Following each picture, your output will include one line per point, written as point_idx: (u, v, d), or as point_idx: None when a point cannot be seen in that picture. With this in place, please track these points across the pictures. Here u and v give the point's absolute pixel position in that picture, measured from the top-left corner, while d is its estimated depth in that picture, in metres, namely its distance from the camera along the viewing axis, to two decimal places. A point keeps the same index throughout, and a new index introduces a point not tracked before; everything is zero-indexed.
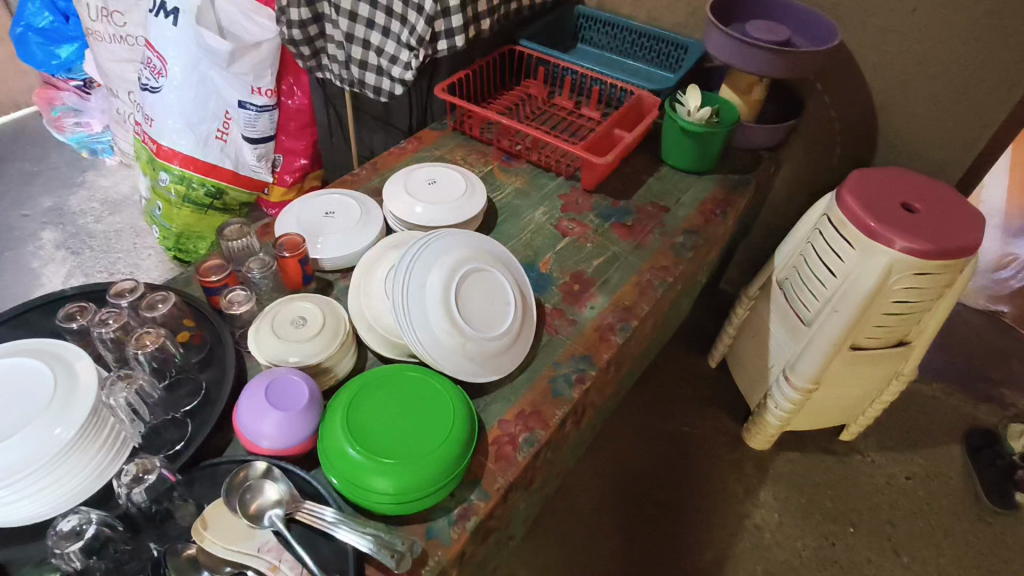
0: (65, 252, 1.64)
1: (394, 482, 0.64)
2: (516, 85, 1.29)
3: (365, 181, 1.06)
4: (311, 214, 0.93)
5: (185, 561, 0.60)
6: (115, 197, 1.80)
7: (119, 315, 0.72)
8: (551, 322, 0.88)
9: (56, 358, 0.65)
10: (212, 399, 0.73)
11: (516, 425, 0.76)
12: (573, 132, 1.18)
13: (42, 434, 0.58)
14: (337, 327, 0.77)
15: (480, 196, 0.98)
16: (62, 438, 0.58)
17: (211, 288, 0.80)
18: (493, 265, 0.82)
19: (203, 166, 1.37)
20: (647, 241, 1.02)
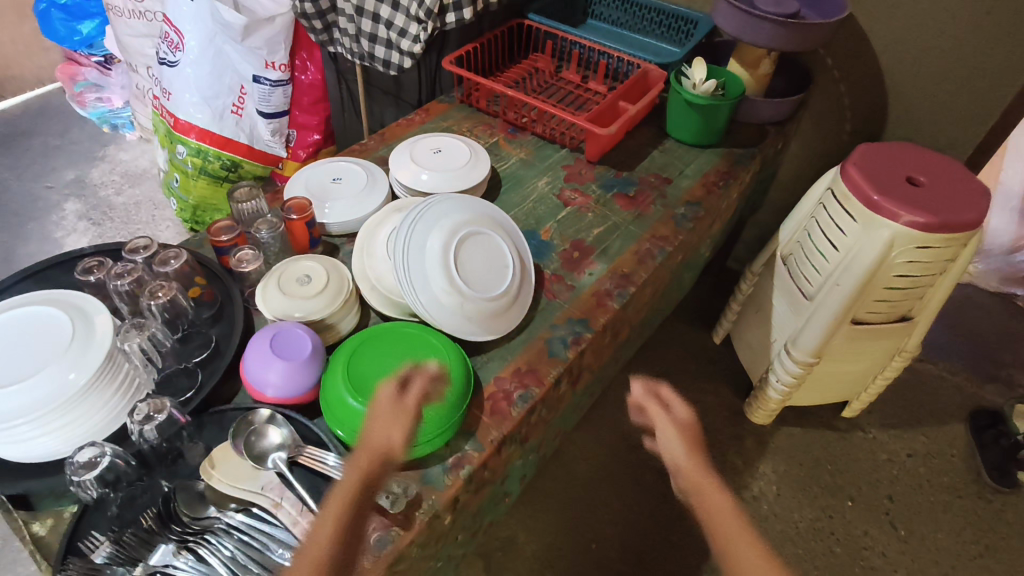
0: (87, 222, 1.70)
1: (393, 430, 0.67)
2: (523, 59, 1.30)
3: (373, 151, 1.09)
4: (319, 180, 0.95)
5: (194, 495, 0.65)
6: (134, 169, 1.85)
7: (134, 269, 0.76)
8: (550, 287, 0.90)
9: (76, 309, 0.69)
10: (222, 351, 0.77)
11: (511, 382, 0.79)
12: (579, 105, 1.19)
13: (59, 377, 0.62)
14: (340, 285, 0.80)
15: (483, 165, 1.00)
16: (78, 382, 0.62)
17: (220, 247, 0.83)
18: (493, 230, 0.84)
19: (219, 139, 1.40)
20: (649, 211, 1.03)
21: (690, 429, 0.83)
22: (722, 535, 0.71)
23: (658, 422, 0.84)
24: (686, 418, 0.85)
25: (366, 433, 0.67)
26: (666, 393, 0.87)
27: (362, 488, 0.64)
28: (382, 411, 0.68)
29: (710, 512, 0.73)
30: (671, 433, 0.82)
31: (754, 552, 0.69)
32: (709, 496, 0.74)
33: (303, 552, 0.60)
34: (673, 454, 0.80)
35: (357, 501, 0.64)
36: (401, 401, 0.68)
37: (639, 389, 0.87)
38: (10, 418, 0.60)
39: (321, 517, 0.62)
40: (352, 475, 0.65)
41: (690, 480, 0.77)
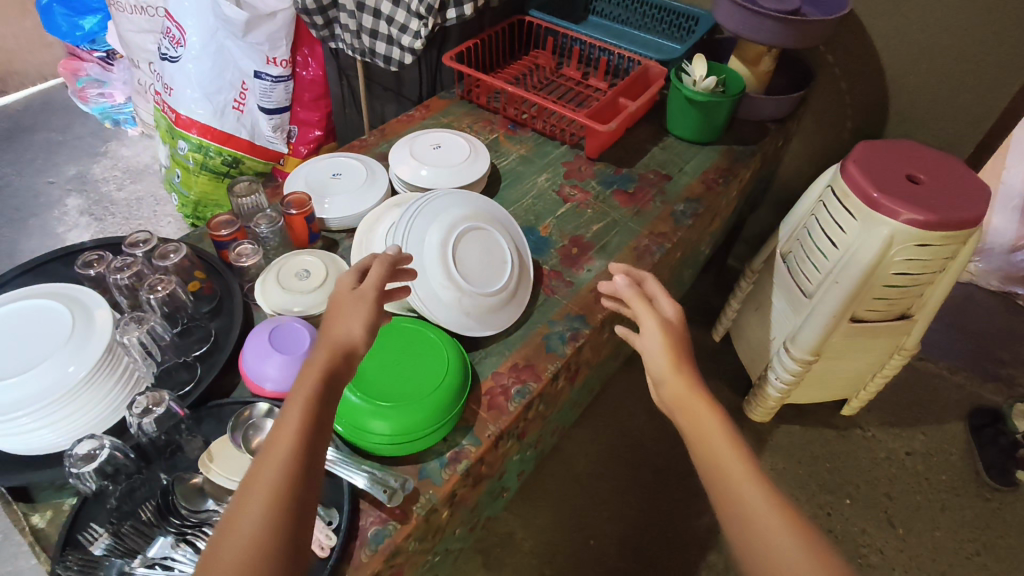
0: (89, 218, 1.70)
1: (391, 424, 0.68)
2: (524, 55, 1.29)
3: (372, 147, 1.09)
4: (319, 175, 0.96)
5: (193, 488, 0.65)
6: (136, 165, 1.85)
7: (134, 263, 0.76)
8: (548, 283, 0.91)
9: (75, 302, 0.69)
10: (221, 345, 0.77)
11: (509, 377, 0.79)
12: (579, 102, 1.19)
13: (57, 371, 0.62)
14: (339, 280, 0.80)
15: (482, 161, 1.00)
16: (76, 375, 0.63)
17: (219, 242, 0.82)
18: (491, 226, 0.84)
19: (221, 135, 1.40)
20: (648, 208, 1.03)
21: (676, 329, 0.65)
22: (712, 453, 0.56)
23: (642, 315, 0.66)
24: (673, 318, 0.66)
25: (326, 324, 0.59)
26: (651, 292, 0.69)
27: (330, 377, 0.54)
28: (338, 300, 0.61)
29: (694, 426, 0.58)
30: (653, 326, 0.65)
31: (755, 483, 0.53)
32: (697, 409, 0.59)
33: (266, 452, 0.49)
34: (654, 365, 0.63)
35: (327, 392, 0.54)
36: (357, 288, 0.62)
37: (622, 283, 0.69)
38: (9, 411, 0.60)
39: (285, 410, 0.52)
40: (313, 365, 0.55)
41: (676, 390, 0.61)
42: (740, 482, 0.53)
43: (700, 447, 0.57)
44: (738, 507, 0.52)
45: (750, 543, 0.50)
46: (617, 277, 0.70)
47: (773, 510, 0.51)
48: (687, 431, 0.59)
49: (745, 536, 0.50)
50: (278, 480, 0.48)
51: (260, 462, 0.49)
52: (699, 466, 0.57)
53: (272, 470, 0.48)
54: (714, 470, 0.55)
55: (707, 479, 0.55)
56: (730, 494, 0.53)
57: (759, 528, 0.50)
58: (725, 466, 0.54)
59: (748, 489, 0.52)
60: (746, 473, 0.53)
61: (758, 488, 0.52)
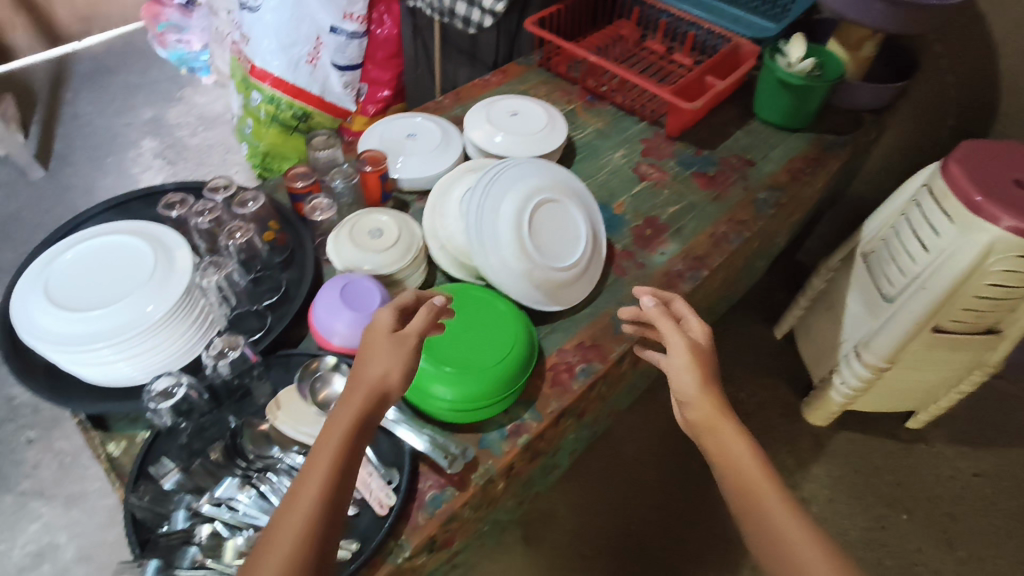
0: (162, 161, 1.70)
1: (453, 390, 0.67)
2: (607, 24, 1.24)
3: (447, 110, 1.07)
4: (394, 134, 0.94)
5: (259, 433, 0.66)
6: (209, 114, 1.86)
7: (214, 209, 0.76)
8: (619, 263, 0.88)
9: (157, 241, 0.70)
10: (291, 296, 0.77)
11: (574, 354, 0.77)
12: (662, 77, 1.14)
13: (137, 309, 0.63)
14: (411, 242, 0.79)
15: (560, 132, 0.97)
16: (155, 315, 0.64)
17: (295, 194, 0.83)
18: (567, 199, 0.82)
19: (293, 89, 1.40)
20: (728, 193, 0.98)
21: (704, 351, 0.61)
22: (744, 482, 0.54)
23: (668, 337, 0.62)
24: (701, 341, 0.62)
25: (360, 364, 0.56)
26: (675, 310, 0.65)
27: (362, 426, 0.53)
28: (374, 342, 0.57)
29: (723, 454, 0.56)
30: (679, 351, 0.61)
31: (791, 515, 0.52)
32: (726, 437, 0.57)
33: (289, 504, 0.49)
34: (679, 388, 0.59)
35: (357, 442, 0.52)
36: (398, 330, 0.58)
37: (648, 302, 0.64)
38: (91, 340, 0.62)
39: (312, 459, 0.51)
40: (346, 412, 0.53)
41: (701, 415, 0.58)
42: (775, 511, 0.52)
43: (729, 476, 0.56)
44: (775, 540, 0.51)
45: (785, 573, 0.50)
46: (646, 298, 0.64)
47: (809, 536, 0.50)
48: (715, 458, 0.57)
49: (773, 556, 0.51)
50: (299, 537, 0.47)
51: (281, 514, 0.48)
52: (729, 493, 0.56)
53: (295, 526, 0.47)
54: (745, 497, 0.54)
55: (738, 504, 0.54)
56: (767, 524, 0.52)
57: (795, 555, 0.49)
58: (761, 497, 0.53)
59: (785, 522, 0.51)
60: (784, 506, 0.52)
61: (798, 522, 0.51)
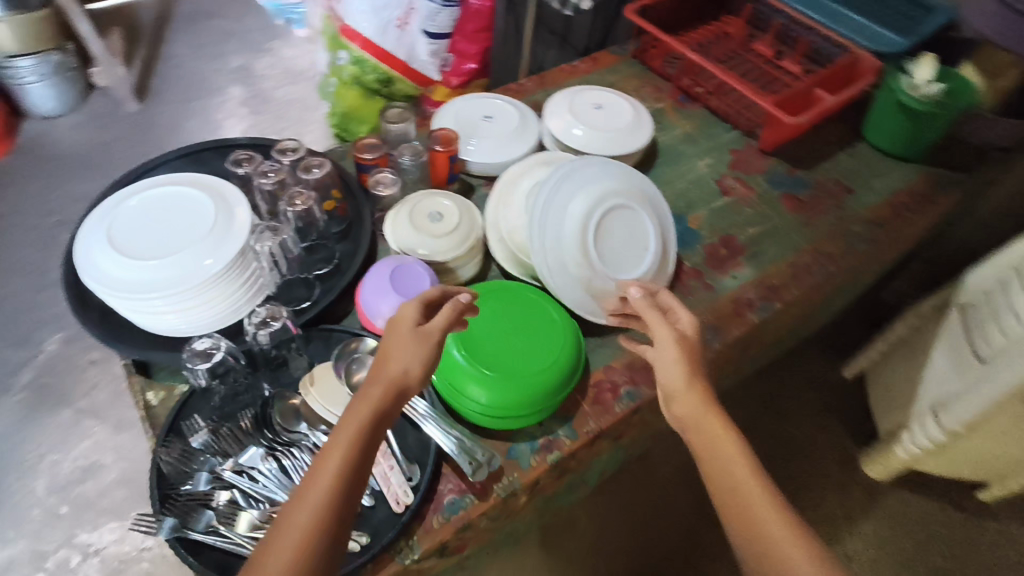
0: (246, 109, 1.72)
1: (490, 394, 0.65)
2: (713, 19, 1.15)
3: (528, 94, 1.02)
4: (470, 114, 0.90)
5: (290, 407, 0.65)
6: (294, 68, 1.85)
7: (279, 172, 0.75)
8: (685, 282, 0.82)
9: (220, 198, 0.69)
10: (343, 269, 0.76)
11: (621, 374, 0.73)
12: (765, 84, 1.05)
13: (195, 262, 0.64)
14: (469, 231, 0.76)
15: (643, 132, 0.91)
16: (212, 270, 0.64)
17: (362, 165, 0.80)
18: (642, 207, 0.76)
19: (381, 52, 1.38)
20: (818, 220, 0.90)
21: (694, 343, 0.60)
22: (732, 481, 0.51)
23: (651, 326, 0.61)
24: (692, 333, 0.60)
25: (380, 358, 0.54)
26: (662, 300, 0.64)
27: (378, 423, 0.51)
28: (396, 336, 0.55)
29: (710, 454, 0.53)
30: (664, 341, 0.59)
31: (780, 514, 0.49)
32: (712, 434, 0.54)
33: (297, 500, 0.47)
34: (668, 382, 0.57)
35: (371, 440, 0.50)
36: (422, 325, 0.55)
37: (636, 295, 0.64)
38: (147, 289, 0.63)
39: (324, 454, 0.49)
40: (362, 408, 0.50)
41: (688, 411, 0.56)
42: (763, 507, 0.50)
43: (715, 474, 0.53)
44: (761, 542, 0.48)
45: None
46: (633, 291, 0.64)
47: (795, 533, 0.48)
48: (701, 456, 0.54)
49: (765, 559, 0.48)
50: (306, 536, 0.45)
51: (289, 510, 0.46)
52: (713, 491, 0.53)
53: (302, 524, 0.46)
54: (733, 496, 0.51)
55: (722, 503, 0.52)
56: (754, 526, 0.49)
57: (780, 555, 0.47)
58: (748, 496, 0.50)
59: (772, 521, 0.49)
60: (774, 503, 0.50)
61: (783, 519, 0.49)
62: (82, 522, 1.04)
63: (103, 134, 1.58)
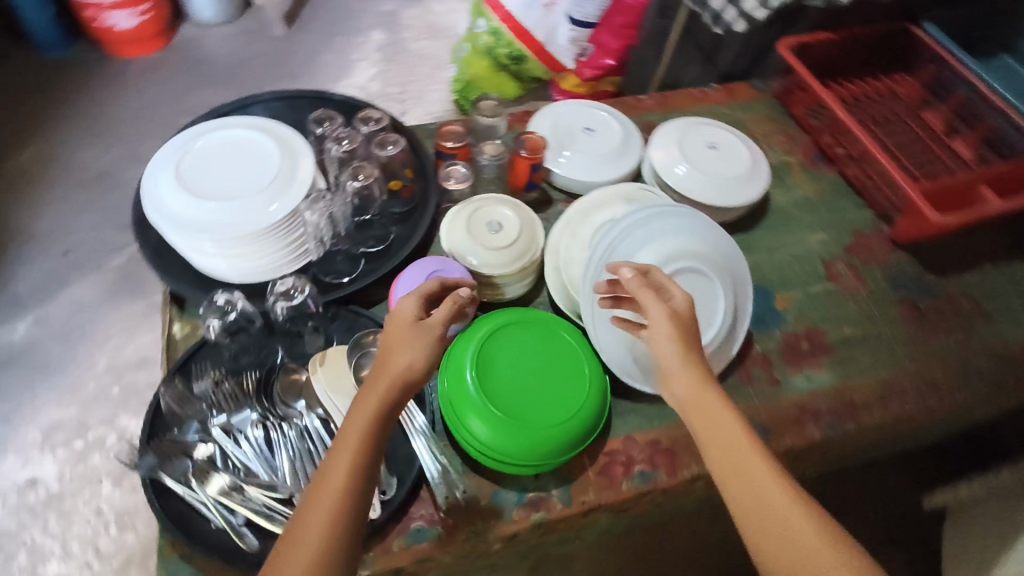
0: (379, 56, 1.65)
1: (489, 432, 0.60)
2: (882, 75, 1.00)
3: (644, 112, 0.93)
4: (570, 122, 0.83)
5: (293, 383, 0.64)
6: (439, 25, 1.73)
7: (353, 140, 0.74)
8: (748, 369, 0.71)
9: (289, 151, 0.69)
10: (390, 253, 0.73)
11: (641, 451, 0.66)
12: (920, 163, 0.89)
13: (261, 208, 0.64)
14: (525, 250, 0.70)
15: (754, 188, 0.80)
16: (274, 216, 0.64)
17: (440, 151, 0.77)
18: (717, 277, 0.66)
19: (519, 27, 1.31)
20: (933, 341, 0.76)
21: (690, 325, 0.54)
22: (739, 460, 0.49)
23: (648, 308, 0.54)
24: (687, 311, 0.55)
25: (382, 355, 0.50)
26: (657, 278, 0.57)
27: (384, 421, 0.48)
28: (395, 333, 0.51)
29: (709, 428, 0.50)
30: (661, 322, 0.53)
31: (786, 490, 0.47)
32: (712, 410, 0.51)
33: (308, 511, 0.44)
34: (665, 365, 0.53)
35: (379, 440, 0.48)
36: (421, 319, 0.52)
37: (625, 274, 0.56)
38: (200, 229, 0.63)
39: (331, 463, 0.46)
40: (367, 405, 0.48)
41: (686, 389, 0.52)
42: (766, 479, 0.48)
43: (716, 450, 0.50)
44: (769, 515, 0.46)
45: (779, 552, 0.45)
46: (624, 270, 0.56)
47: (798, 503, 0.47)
48: (700, 434, 0.51)
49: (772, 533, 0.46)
50: (320, 546, 0.43)
51: (300, 523, 0.44)
52: (715, 469, 0.50)
53: (315, 536, 0.43)
54: (735, 470, 0.49)
55: (723, 480, 0.49)
56: (761, 502, 0.47)
57: (789, 528, 0.46)
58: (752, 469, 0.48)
59: (779, 493, 0.47)
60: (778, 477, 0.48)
61: (787, 491, 0.47)
62: (126, 408, 1.11)
63: (248, 49, 1.61)
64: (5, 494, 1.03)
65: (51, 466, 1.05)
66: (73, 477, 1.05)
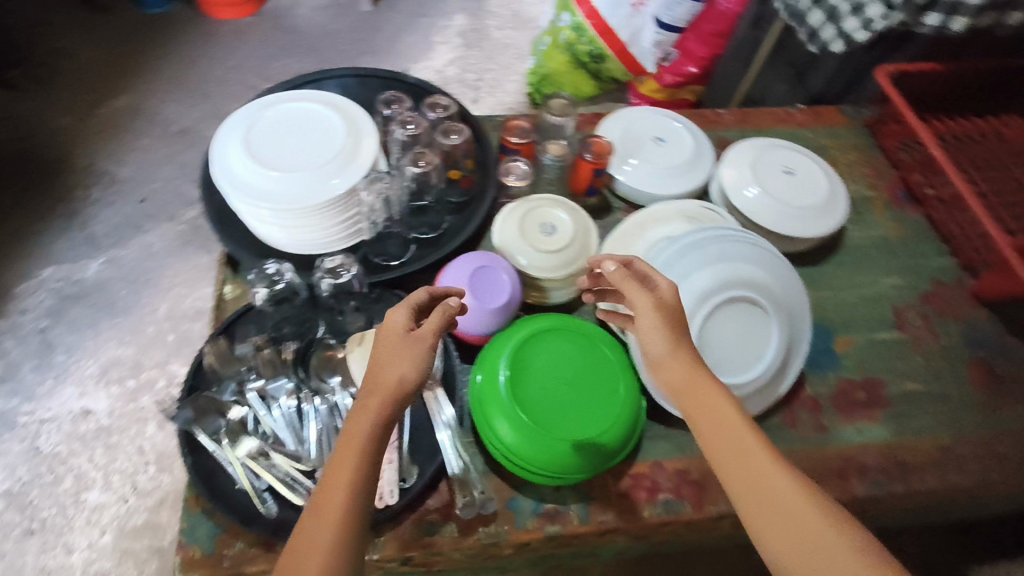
0: (460, 41, 1.65)
1: (515, 436, 0.59)
2: (988, 114, 0.92)
3: (720, 127, 0.89)
4: (641, 129, 0.81)
5: (328, 358, 0.64)
6: (525, 16, 1.71)
7: (419, 125, 0.73)
8: (795, 410, 0.68)
9: (354, 129, 0.70)
10: (441, 241, 0.73)
11: (669, 479, 0.63)
12: (1019, 215, 0.82)
13: (323, 182, 0.65)
14: (576, 257, 0.68)
15: (829, 221, 0.76)
16: (336, 190, 0.65)
17: (505, 146, 0.76)
18: (773, 310, 0.62)
19: (603, 26, 1.27)
20: (1006, 410, 0.70)
21: (678, 311, 0.51)
22: (733, 445, 0.45)
23: (634, 301, 0.52)
24: (674, 297, 0.52)
25: (373, 369, 0.48)
26: (640, 268, 0.54)
27: (379, 440, 0.45)
28: (389, 346, 0.48)
29: (703, 415, 0.47)
30: (648, 313, 0.51)
31: (786, 474, 0.44)
32: (703, 394, 0.48)
33: (303, 547, 0.40)
34: (652, 352, 0.50)
35: (379, 452, 0.44)
36: (413, 330, 0.49)
37: (608, 266, 0.53)
38: (259, 198, 0.64)
39: (328, 481, 0.43)
40: (362, 422, 0.45)
41: (679, 375, 0.49)
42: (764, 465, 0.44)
43: (711, 440, 0.46)
44: (768, 503, 0.43)
45: (784, 543, 0.41)
46: (607, 262, 0.53)
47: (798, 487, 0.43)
48: (694, 423, 0.47)
49: (775, 522, 0.42)
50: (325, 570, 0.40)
51: (294, 561, 0.40)
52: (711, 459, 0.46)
53: (312, 575, 0.39)
54: (731, 456, 0.45)
55: (721, 470, 0.45)
56: (761, 489, 0.43)
57: (790, 514, 0.42)
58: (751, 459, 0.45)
59: (777, 478, 0.43)
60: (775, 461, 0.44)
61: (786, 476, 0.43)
62: (178, 356, 1.16)
63: (334, 22, 1.63)
64: (60, 420, 1.09)
65: (103, 401, 1.11)
66: (122, 413, 1.10)
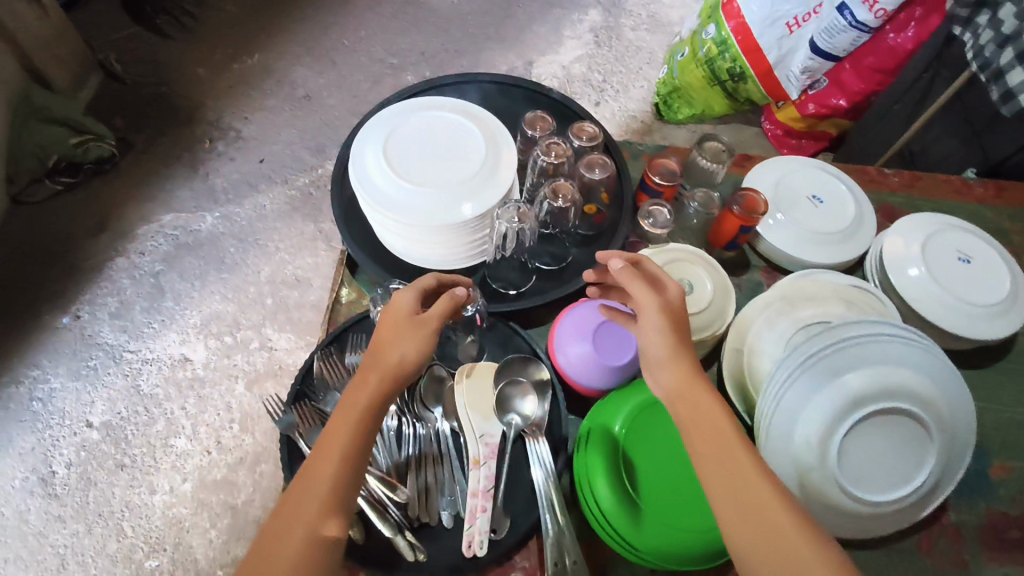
0: (591, 38, 1.58)
1: (613, 505, 0.54)
2: None
3: (884, 189, 0.80)
4: (797, 184, 0.74)
5: (438, 387, 0.64)
6: (663, 18, 1.62)
7: (562, 151, 0.68)
8: (932, 537, 0.60)
9: (493, 150, 0.66)
10: (563, 278, 0.70)
11: None
12: None
13: (455, 205, 0.62)
14: (709, 323, 0.64)
15: (1007, 322, 0.66)
16: (468, 215, 0.62)
17: (647, 185, 0.70)
18: (935, 428, 0.55)
19: (750, 44, 1.16)
20: None
21: (680, 317, 0.52)
22: (723, 448, 0.44)
23: (639, 302, 0.52)
24: (678, 305, 0.52)
25: (377, 348, 0.51)
26: (650, 270, 0.55)
27: (374, 413, 0.47)
28: (392, 325, 0.52)
29: (696, 421, 0.47)
30: (654, 316, 0.51)
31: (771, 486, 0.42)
32: (701, 404, 0.47)
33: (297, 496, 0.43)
34: (652, 357, 0.51)
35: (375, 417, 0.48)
36: (420, 313, 0.52)
37: (615, 265, 0.54)
38: (389, 208, 0.62)
39: (325, 438, 0.46)
40: (360, 393, 0.48)
41: (677, 382, 0.49)
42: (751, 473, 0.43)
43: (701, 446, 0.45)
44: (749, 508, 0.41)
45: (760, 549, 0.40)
46: (613, 262, 0.54)
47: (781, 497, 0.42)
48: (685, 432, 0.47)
49: (755, 526, 0.41)
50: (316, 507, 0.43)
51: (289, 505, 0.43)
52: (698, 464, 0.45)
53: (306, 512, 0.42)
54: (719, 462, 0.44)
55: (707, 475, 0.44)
56: (744, 494, 0.42)
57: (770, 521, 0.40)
58: (738, 466, 0.43)
59: (760, 484, 0.42)
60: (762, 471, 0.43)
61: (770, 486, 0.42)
62: (273, 321, 1.19)
63: (466, 3, 1.60)
64: (160, 363, 1.15)
65: (202, 352, 1.16)
66: (216, 368, 1.14)
